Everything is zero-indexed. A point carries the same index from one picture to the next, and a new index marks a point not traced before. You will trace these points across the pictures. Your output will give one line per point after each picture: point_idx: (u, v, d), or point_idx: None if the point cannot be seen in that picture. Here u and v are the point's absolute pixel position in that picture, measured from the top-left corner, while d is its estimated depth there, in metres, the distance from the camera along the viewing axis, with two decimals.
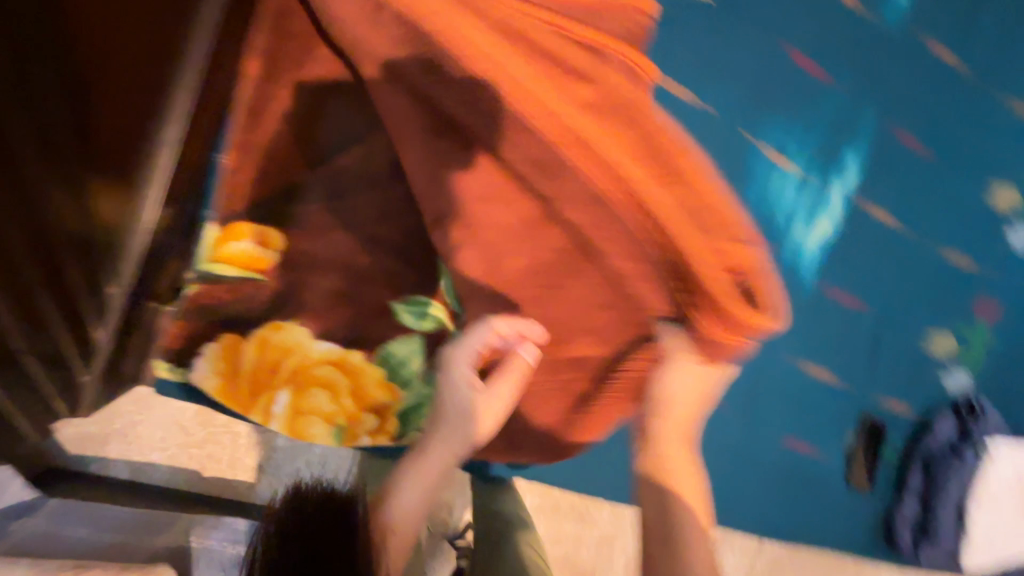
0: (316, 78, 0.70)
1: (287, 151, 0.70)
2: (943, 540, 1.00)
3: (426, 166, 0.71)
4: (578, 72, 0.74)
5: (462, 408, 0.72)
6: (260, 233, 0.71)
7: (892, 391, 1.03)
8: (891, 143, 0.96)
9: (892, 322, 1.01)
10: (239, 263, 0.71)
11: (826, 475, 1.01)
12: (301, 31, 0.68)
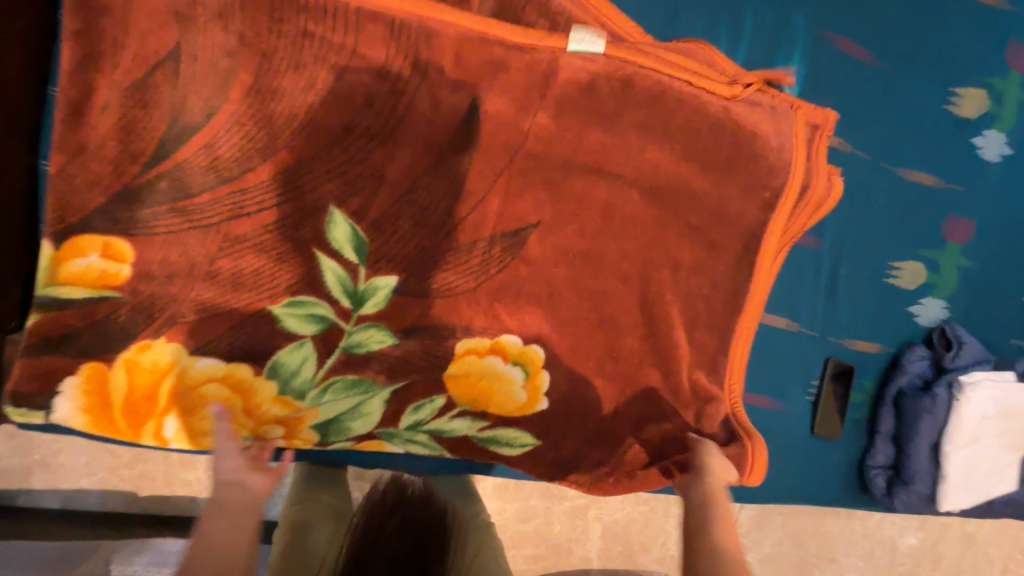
0: (133, 56, 0.58)
1: (115, 149, 0.60)
2: (918, 482, 0.92)
3: (285, 149, 0.61)
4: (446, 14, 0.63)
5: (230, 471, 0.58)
6: (105, 245, 0.60)
7: (854, 330, 0.95)
8: (829, 52, 0.84)
9: (850, 258, 0.92)
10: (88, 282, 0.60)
11: (793, 429, 0.94)
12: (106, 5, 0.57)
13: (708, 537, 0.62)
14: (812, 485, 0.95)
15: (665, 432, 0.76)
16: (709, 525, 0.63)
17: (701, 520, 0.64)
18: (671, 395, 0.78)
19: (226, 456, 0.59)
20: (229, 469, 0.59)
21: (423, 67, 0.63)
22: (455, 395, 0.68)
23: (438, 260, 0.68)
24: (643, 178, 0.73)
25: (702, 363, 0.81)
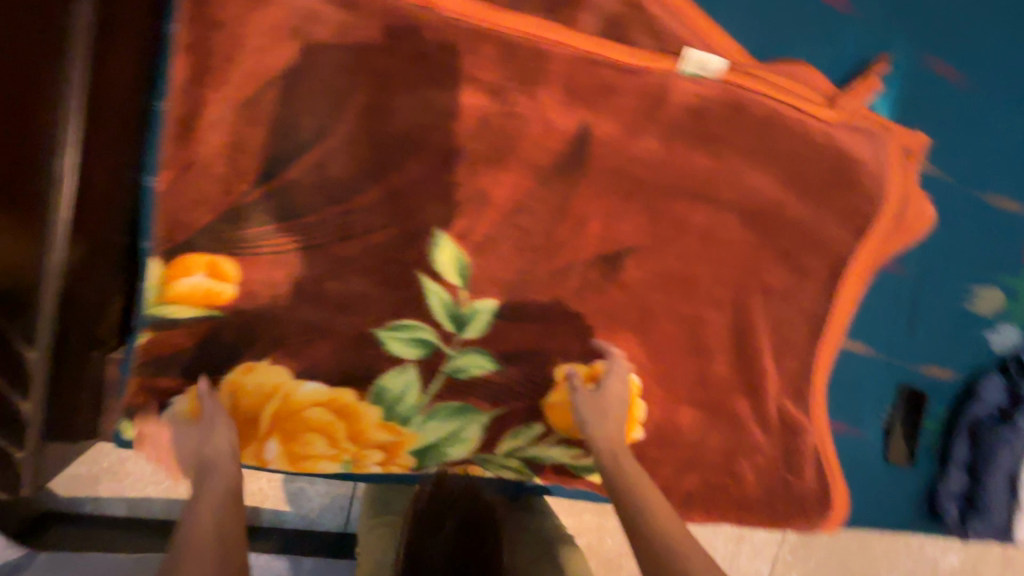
0: (246, 73, 0.57)
1: (221, 164, 0.58)
2: (994, 513, 0.92)
3: (395, 170, 0.60)
4: (559, 35, 0.61)
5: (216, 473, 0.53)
6: (210, 265, 0.59)
7: (930, 355, 0.93)
8: (925, 76, 0.82)
9: (932, 284, 0.90)
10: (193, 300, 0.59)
11: (863, 455, 0.93)
12: (222, 23, 0.56)
13: (634, 495, 0.55)
14: (883, 512, 0.94)
15: (754, 462, 0.76)
16: (626, 480, 0.57)
17: (620, 482, 0.57)
18: (758, 423, 0.77)
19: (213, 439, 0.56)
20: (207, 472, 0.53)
21: (535, 88, 0.62)
22: (555, 423, 0.67)
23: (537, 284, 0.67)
24: (743, 203, 0.72)
25: (787, 390, 0.79)
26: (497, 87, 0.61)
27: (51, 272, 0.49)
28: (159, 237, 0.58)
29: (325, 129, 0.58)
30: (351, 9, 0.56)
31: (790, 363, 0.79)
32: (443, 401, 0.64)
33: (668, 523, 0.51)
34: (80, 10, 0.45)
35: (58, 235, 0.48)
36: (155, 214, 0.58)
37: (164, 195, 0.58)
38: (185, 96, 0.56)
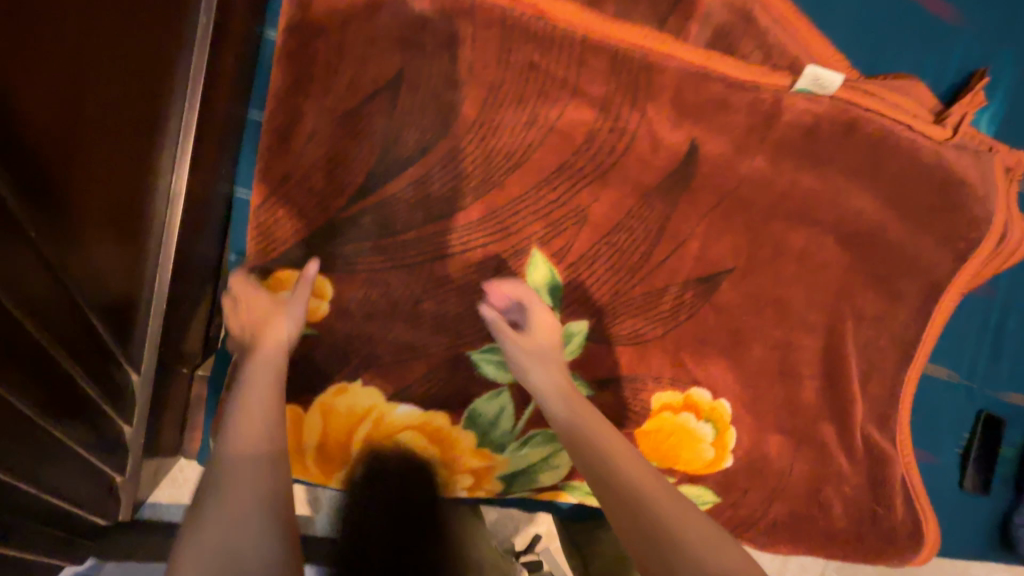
0: (349, 84, 0.54)
1: (319, 178, 0.56)
2: None
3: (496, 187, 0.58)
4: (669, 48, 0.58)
5: (264, 378, 0.48)
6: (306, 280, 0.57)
7: (1012, 381, 0.90)
8: None
9: (1018, 307, 0.87)
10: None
11: (939, 483, 0.90)
12: (326, 31, 0.53)
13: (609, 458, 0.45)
14: (957, 541, 0.91)
15: (841, 492, 0.73)
16: (594, 439, 0.46)
17: (595, 444, 0.46)
18: (846, 452, 0.74)
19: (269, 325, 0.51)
20: (254, 375, 0.48)
21: (641, 103, 0.59)
22: (647, 451, 0.65)
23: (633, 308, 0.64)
24: (843, 225, 0.68)
25: (874, 418, 0.76)
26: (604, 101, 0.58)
27: (161, 286, 0.47)
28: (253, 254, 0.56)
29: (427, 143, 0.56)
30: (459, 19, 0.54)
31: (876, 390, 0.76)
32: (535, 426, 0.62)
33: (651, 485, 0.43)
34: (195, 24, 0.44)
35: (170, 247, 0.47)
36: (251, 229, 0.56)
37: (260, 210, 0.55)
38: (285, 107, 0.54)
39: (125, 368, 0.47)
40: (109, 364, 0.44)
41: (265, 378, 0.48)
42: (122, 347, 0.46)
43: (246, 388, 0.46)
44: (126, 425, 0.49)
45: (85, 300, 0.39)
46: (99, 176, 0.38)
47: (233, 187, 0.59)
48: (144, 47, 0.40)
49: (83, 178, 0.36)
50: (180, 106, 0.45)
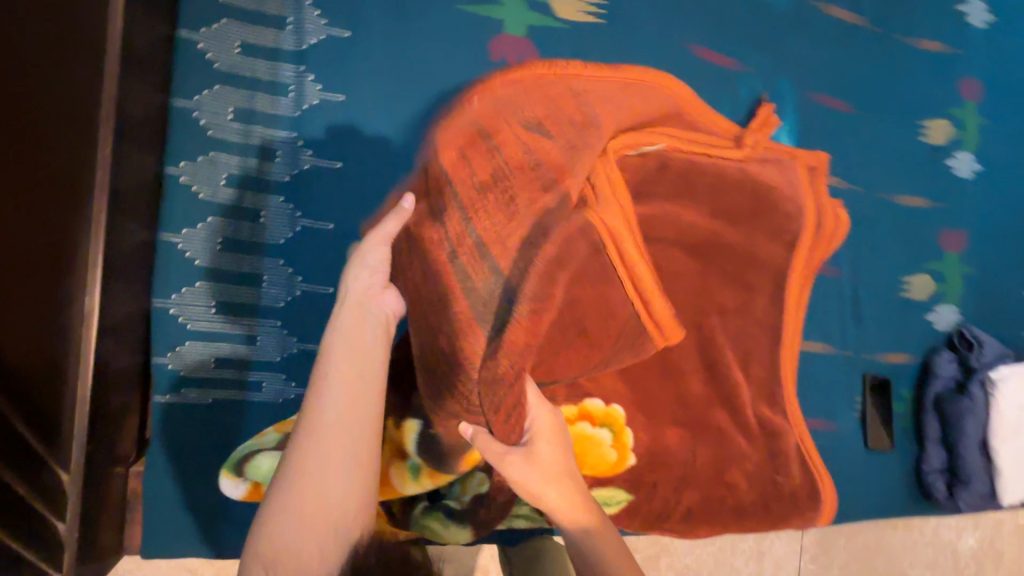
0: (263, 219, 0.71)
1: (256, 294, 0.71)
2: (977, 480, 0.97)
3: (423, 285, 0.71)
4: (495, 135, 0.75)
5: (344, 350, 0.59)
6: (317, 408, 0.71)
7: (883, 344, 1.03)
8: (815, 108, 0.95)
9: (866, 280, 1.01)
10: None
11: (850, 448, 0.99)
12: (224, 168, 0.70)
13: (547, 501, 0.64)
14: (875, 499, 0.99)
15: (746, 468, 0.81)
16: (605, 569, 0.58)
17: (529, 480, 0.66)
18: (742, 431, 0.83)
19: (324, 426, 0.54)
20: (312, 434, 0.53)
21: (484, 176, 0.74)
22: None
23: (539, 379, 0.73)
24: (682, 238, 0.82)
25: (763, 398, 0.86)
26: (457, 179, 0.73)
27: (84, 390, 0.53)
28: (198, 368, 0.69)
29: (327, 240, 0.72)
30: (328, 148, 0.72)
31: (755, 373, 0.87)
32: (472, 508, 0.74)
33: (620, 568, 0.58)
34: (100, 153, 0.55)
35: (89, 360, 0.54)
36: (184, 341, 0.68)
37: (199, 330, 0.69)
38: (200, 233, 0.69)
39: (55, 470, 0.53)
40: (33, 459, 0.51)
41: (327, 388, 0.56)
42: (50, 446, 0.52)
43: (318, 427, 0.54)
44: (58, 521, 0.54)
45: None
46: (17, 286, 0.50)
47: (150, 298, 0.68)
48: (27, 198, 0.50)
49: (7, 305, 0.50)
50: (89, 234, 0.54)
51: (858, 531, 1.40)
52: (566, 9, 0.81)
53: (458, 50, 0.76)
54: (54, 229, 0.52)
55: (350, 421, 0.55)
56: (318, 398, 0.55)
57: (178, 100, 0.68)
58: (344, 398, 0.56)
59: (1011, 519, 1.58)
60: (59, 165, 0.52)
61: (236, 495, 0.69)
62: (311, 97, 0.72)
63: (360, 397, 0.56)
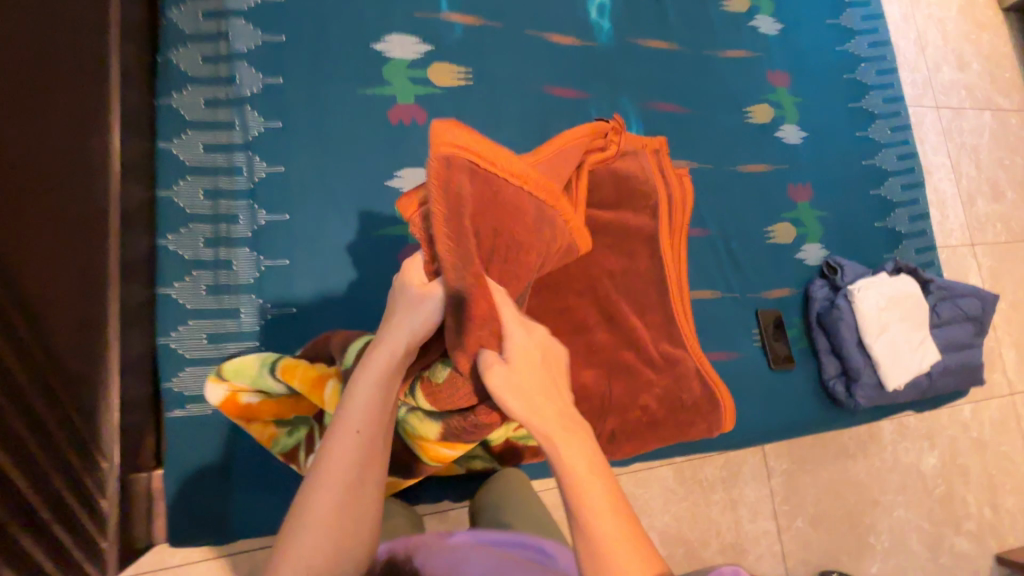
0: (234, 265, 0.93)
1: (237, 322, 0.91)
2: (865, 375, 1.15)
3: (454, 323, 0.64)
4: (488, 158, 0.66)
5: (375, 379, 0.61)
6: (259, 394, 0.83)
7: (764, 282, 1.24)
8: (653, 113, 1.23)
9: (734, 235, 1.24)
10: (267, 438, 0.85)
11: (756, 372, 1.17)
12: (199, 232, 0.93)
13: (584, 513, 0.52)
14: (789, 411, 1.16)
15: (653, 390, 1.00)
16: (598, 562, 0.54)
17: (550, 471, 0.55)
18: (647, 364, 1.02)
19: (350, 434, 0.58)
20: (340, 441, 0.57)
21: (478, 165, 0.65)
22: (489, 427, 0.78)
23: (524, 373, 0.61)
24: None
25: (662, 336, 1.05)
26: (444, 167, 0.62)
27: (112, 400, 0.75)
28: (197, 385, 0.87)
29: (286, 272, 0.95)
30: (277, 204, 0.96)
31: (651, 317, 1.06)
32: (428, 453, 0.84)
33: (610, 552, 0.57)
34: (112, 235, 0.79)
35: (115, 375, 0.76)
36: (183, 365, 0.88)
37: (195, 356, 0.88)
38: (184, 283, 0.90)
39: (97, 459, 0.73)
40: (86, 450, 0.71)
41: (356, 419, 0.58)
42: (93, 442, 0.72)
43: (342, 439, 0.57)
44: (103, 499, 0.73)
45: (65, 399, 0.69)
46: (68, 327, 0.71)
47: (155, 338, 0.88)
48: (72, 268, 0.73)
49: (63, 340, 0.71)
50: (108, 290, 0.77)
51: (821, 467, 1.53)
52: (442, 78, 1.08)
53: (365, 120, 1.03)
54: (89, 288, 0.75)
55: (373, 435, 0.59)
56: (348, 410, 0.59)
57: (161, 191, 0.92)
58: (374, 409, 0.59)
59: (965, 434, 1.71)
60: (89, 246, 0.76)
61: (240, 479, 0.87)
62: (260, 172, 0.96)
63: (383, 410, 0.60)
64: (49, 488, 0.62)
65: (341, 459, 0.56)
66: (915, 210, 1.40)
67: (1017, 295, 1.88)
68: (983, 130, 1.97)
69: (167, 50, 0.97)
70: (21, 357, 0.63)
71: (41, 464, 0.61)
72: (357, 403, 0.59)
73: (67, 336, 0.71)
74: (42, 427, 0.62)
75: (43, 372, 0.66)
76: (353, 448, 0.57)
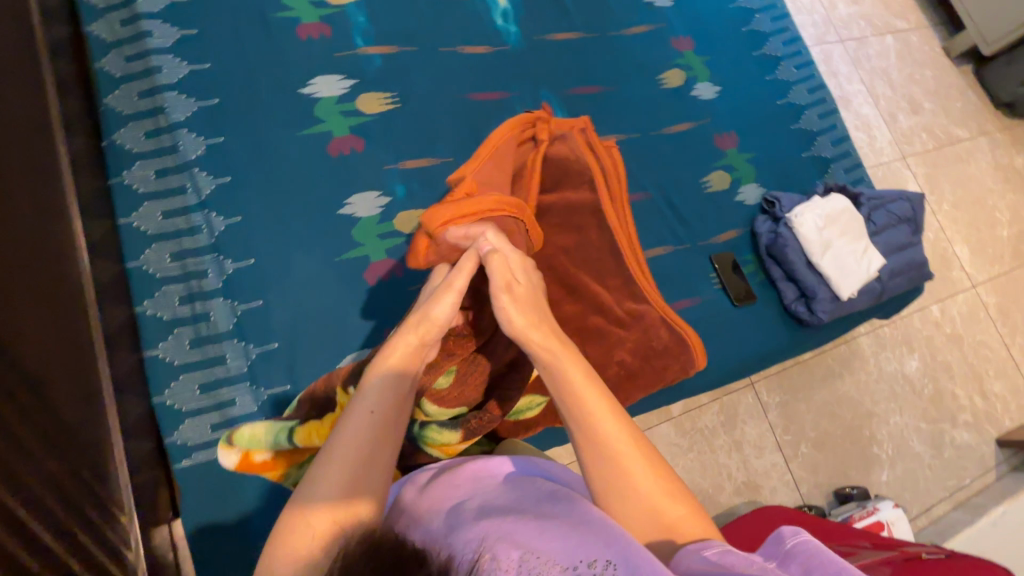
0: (212, 316, 0.98)
1: (226, 368, 0.96)
2: (820, 291, 1.23)
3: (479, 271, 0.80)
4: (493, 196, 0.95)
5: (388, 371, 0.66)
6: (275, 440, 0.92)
7: (711, 228, 1.32)
8: (573, 98, 1.32)
9: (673, 191, 1.32)
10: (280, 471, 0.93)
11: (722, 310, 1.24)
12: (171, 292, 0.98)
13: (612, 459, 0.59)
14: (759, 340, 1.24)
15: (626, 343, 1.08)
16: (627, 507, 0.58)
17: (579, 433, 0.62)
18: (615, 322, 1.09)
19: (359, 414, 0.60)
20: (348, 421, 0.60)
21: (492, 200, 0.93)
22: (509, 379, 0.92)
23: (550, 350, 0.70)
24: None
25: (625, 295, 1.12)
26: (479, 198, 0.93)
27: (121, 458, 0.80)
28: (197, 433, 0.92)
29: (261, 311, 1.00)
30: (243, 251, 1.02)
31: (612, 280, 1.13)
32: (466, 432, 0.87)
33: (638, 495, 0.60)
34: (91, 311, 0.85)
35: (118, 435, 0.81)
36: (182, 418, 0.92)
37: (192, 409, 0.93)
38: (166, 342, 0.95)
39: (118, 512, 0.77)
40: (105, 507, 0.76)
41: (369, 406, 0.61)
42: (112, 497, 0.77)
43: (352, 419, 0.60)
44: (130, 549, 0.77)
45: (78, 461, 0.73)
46: (69, 396, 0.76)
47: (150, 399, 0.92)
48: (62, 343, 0.78)
49: (67, 407, 0.75)
50: (99, 360, 0.83)
51: (812, 392, 1.59)
52: (371, 105, 1.16)
53: (308, 158, 1.10)
54: (83, 359, 0.80)
55: (385, 421, 0.61)
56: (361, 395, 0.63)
57: (130, 263, 0.98)
58: (386, 397, 0.63)
59: (940, 331, 1.79)
60: (76, 321, 0.82)
61: (256, 511, 0.90)
62: (219, 225, 1.02)
63: (395, 403, 0.63)
64: (72, 546, 0.67)
65: (351, 436, 0.58)
66: (834, 134, 1.51)
67: (955, 194, 1.99)
68: (888, 52, 2.10)
69: (110, 133, 1.03)
70: (26, 430, 0.67)
71: (58, 523, 0.66)
72: (371, 392, 0.63)
73: (70, 404, 0.76)
74: (52, 494, 0.67)
75: (52, 439, 0.70)
76: (362, 427, 0.59)
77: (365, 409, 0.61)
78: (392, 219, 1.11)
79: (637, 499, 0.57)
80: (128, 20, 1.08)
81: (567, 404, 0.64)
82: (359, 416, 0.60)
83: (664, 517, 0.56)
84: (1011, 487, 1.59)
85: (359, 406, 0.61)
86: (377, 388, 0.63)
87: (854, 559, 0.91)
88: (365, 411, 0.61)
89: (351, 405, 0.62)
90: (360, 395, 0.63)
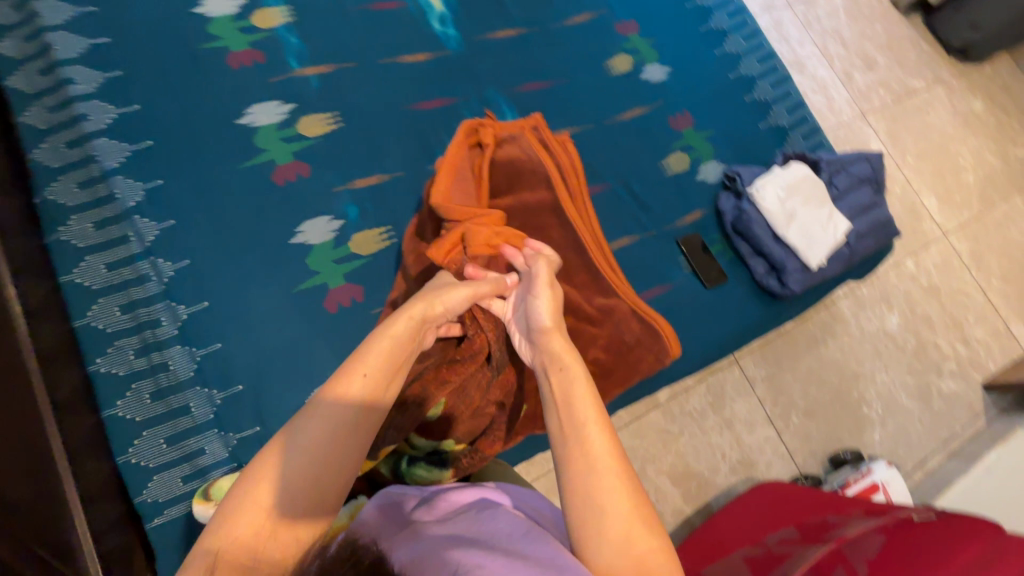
0: (170, 365, 0.95)
1: (191, 417, 0.93)
2: (790, 263, 1.23)
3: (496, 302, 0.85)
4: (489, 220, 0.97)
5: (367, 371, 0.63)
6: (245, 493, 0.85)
7: (675, 212, 1.30)
8: (522, 97, 1.29)
9: (633, 179, 1.30)
10: None
11: (694, 293, 1.23)
12: (124, 346, 0.95)
13: (592, 473, 0.60)
14: (734, 319, 1.23)
15: (597, 339, 1.08)
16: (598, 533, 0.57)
17: (570, 438, 0.63)
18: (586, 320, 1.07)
19: (323, 418, 0.58)
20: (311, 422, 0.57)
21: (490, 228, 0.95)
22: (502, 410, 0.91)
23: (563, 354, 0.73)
24: None
25: (594, 291, 1.10)
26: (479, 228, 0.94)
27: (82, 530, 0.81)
28: (167, 489, 0.89)
29: (221, 355, 0.97)
30: (196, 294, 0.99)
31: (578, 277, 1.11)
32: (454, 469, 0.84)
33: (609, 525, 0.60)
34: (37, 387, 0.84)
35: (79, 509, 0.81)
36: (150, 475, 0.89)
37: (160, 463, 0.90)
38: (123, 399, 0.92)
39: None
40: None
41: (336, 409, 0.59)
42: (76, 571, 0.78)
43: (316, 422, 0.57)
44: None
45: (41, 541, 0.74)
46: (25, 477, 0.76)
47: (114, 459, 0.89)
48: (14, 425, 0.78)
49: (26, 489, 0.75)
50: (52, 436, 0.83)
51: (797, 361, 1.59)
52: (313, 128, 1.13)
53: (253, 190, 1.06)
54: (35, 438, 0.80)
55: (350, 427, 0.59)
56: (334, 394, 0.60)
57: (77, 321, 0.94)
58: (357, 403, 0.60)
59: (917, 284, 1.80)
60: (24, 401, 0.82)
61: None
62: (167, 271, 0.99)
63: (366, 411, 0.61)
64: None
65: (311, 439, 0.56)
66: (789, 102, 1.50)
67: (917, 145, 1.99)
68: (837, 12, 2.09)
69: (41, 190, 0.99)
70: None
71: None
72: (341, 394, 0.60)
73: (27, 485, 0.76)
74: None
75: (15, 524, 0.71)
76: (324, 431, 0.57)
77: (331, 412, 0.58)
78: (347, 242, 1.08)
79: (608, 524, 0.57)
80: (46, 70, 1.03)
81: (566, 402, 0.67)
82: (326, 419, 0.58)
83: (633, 543, 0.56)
84: (1000, 430, 1.60)
85: (327, 409, 0.58)
86: (351, 392, 0.61)
87: (842, 530, 0.91)
88: (332, 415, 0.58)
89: (319, 403, 0.59)
90: (333, 394, 0.60)
